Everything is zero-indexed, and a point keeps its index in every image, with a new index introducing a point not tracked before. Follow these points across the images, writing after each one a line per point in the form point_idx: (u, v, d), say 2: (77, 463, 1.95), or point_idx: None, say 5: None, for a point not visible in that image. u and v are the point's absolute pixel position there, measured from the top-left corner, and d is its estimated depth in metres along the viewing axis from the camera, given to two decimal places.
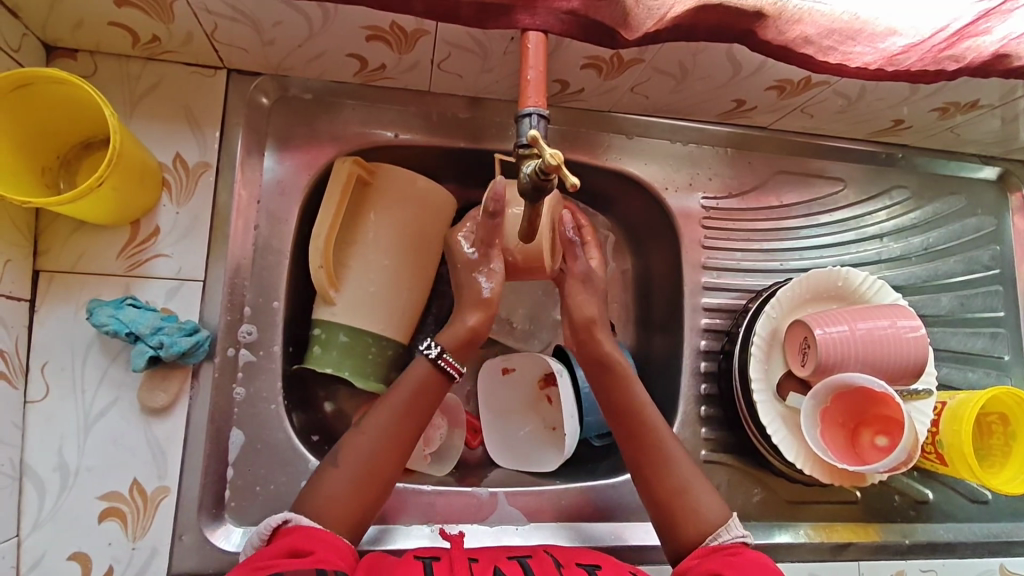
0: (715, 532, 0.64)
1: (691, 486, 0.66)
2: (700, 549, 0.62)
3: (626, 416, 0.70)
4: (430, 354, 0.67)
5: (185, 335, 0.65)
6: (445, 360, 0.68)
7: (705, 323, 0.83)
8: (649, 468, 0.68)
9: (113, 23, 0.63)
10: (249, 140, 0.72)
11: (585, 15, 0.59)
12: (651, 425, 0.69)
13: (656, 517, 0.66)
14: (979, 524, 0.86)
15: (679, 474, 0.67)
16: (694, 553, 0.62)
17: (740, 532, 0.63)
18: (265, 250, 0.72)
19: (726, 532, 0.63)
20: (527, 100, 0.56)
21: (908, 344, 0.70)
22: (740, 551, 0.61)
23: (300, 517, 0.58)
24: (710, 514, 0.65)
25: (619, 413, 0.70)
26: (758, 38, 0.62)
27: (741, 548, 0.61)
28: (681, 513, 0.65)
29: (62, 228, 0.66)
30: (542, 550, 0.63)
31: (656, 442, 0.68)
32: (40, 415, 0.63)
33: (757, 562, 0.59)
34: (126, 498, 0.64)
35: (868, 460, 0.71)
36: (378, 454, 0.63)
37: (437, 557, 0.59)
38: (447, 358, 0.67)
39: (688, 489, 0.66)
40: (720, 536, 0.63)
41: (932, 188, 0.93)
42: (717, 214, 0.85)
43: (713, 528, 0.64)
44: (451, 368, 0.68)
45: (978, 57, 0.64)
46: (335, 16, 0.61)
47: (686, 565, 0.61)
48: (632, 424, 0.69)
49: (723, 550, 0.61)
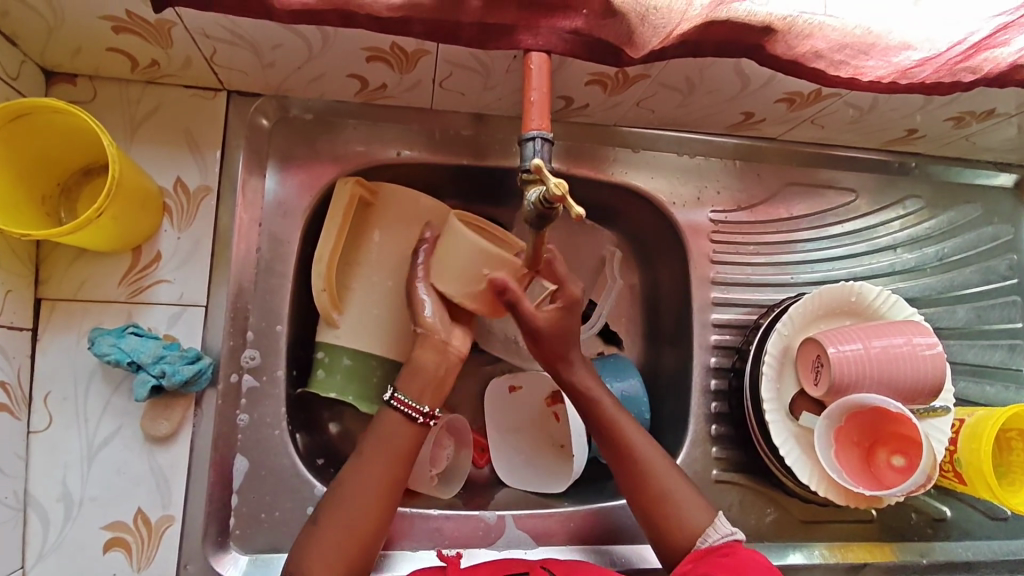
0: (703, 534, 0.63)
1: (683, 499, 0.65)
2: (693, 551, 0.62)
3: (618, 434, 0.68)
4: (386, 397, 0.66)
5: (187, 362, 0.64)
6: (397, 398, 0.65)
7: (715, 339, 0.81)
8: (640, 484, 0.66)
9: (111, 49, 0.62)
10: (250, 160, 0.71)
11: (590, 33, 0.58)
12: (642, 444, 0.68)
13: (644, 520, 0.66)
14: (999, 542, 0.84)
15: (674, 484, 0.66)
16: (688, 557, 0.62)
17: (730, 531, 0.63)
18: (268, 272, 0.71)
19: (715, 532, 0.63)
20: (531, 123, 0.53)
21: (925, 361, 0.68)
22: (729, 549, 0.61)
23: None
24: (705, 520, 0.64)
25: (605, 443, 0.69)
26: (768, 52, 0.60)
27: (730, 544, 0.62)
28: (672, 519, 0.64)
29: (63, 256, 0.65)
30: (540, 565, 0.64)
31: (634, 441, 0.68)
32: (43, 445, 0.63)
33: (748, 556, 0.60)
34: (131, 527, 0.63)
35: (886, 481, 0.70)
36: (356, 533, 0.60)
37: None
38: (400, 398, 0.65)
39: (683, 500, 0.65)
40: (709, 536, 0.63)
41: (946, 197, 0.90)
42: (727, 227, 0.83)
43: (700, 530, 0.64)
44: (410, 409, 0.65)
45: (996, 68, 0.62)
46: (335, 37, 0.60)
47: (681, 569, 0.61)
48: (624, 448, 0.67)
49: (715, 550, 0.61)
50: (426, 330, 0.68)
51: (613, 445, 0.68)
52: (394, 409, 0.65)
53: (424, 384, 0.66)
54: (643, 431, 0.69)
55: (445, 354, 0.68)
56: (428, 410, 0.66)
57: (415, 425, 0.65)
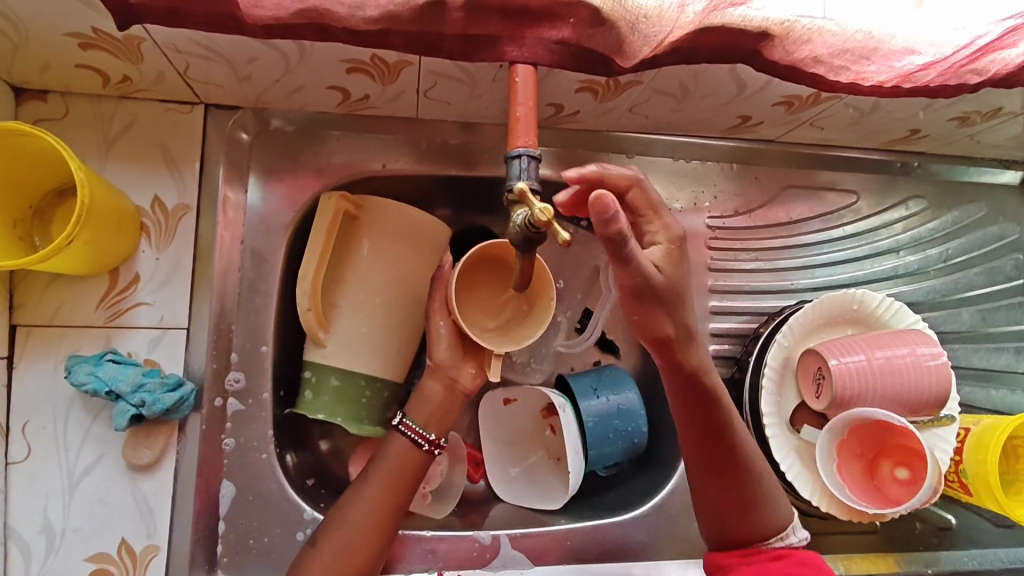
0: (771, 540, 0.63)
1: (764, 501, 0.64)
2: (747, 548, 0.63)
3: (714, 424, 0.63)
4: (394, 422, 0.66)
5: (169, 390, 0.62)
6: (404, 424, 0.66)
7: (713, 349, 0.79)
8: (722, 480, 0.64)
9: (80, 65, 0.59)
10: (230, 174, 0.69)
11: (578, 44, 0.55)
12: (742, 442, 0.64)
13: (713, 506, 0.64)
14: (1005, 550, 0.82)
15: (758, 489, 0.64)
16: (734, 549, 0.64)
17: (797, 540, 0.64)
18: (252, 292, 0.69)
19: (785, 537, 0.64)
20: (517, 139, 0.51)
21: (929, 372, 0.66)
22: (788, 553, 0.62)
23: None
24: (776, 522, 0.64)
25: (700, 436, 0.63)
26: (764, 58, 0.57)
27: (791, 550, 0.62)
28: (748, 513, 0.63)
29: (36, 281, 0.63)
30: None
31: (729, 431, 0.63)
32: (22, 477, 0.61)
33: (815, 562, 0.61)
34: (115, 559, 0.62)
35: (891, 496, 0.68)
36: (347, 558, 0.59)
37: None
38: (408, 423, 0.66)
39: (760, 503, 0.64)
40: (773, 541, 0.63)
41: (951, 196, 0.88)
42: (724, 234, 0.81)
43: (780, 528, 0.64)
44: (416, 436, 0.65)
45: (1004, 70, 0.60)
46: (311, 50, 0.57)
47: (724, 562, 0.63)
48: (724, 446, 0.63)
49: (770, 554, 0.62)
50: (437, 363, 0.68)
51: (709, 441, 0.63)
52: (401, 434, 0.65)
53: (431, 413, 0.67)
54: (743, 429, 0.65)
55: (453, 388, 0.68)
56: (434, 437, 0.66)
57: (419, 452, 0.65)
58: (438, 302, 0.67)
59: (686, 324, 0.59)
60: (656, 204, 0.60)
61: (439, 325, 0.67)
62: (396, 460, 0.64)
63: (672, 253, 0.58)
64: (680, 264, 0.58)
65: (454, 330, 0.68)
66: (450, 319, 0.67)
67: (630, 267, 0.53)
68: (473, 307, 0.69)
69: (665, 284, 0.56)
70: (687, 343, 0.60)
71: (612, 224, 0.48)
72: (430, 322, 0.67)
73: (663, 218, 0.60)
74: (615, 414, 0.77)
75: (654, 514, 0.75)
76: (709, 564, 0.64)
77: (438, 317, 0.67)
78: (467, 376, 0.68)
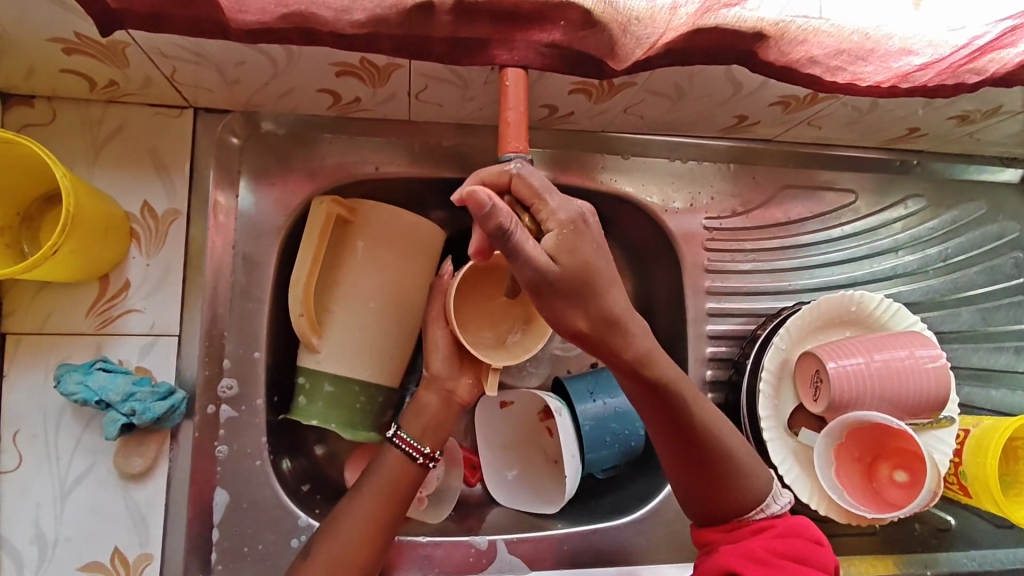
0: (751, 511, 0.61)
1: (741, 477, 0.61)
2: (731, 524, 0.62)
3: (672, 411, 0.58)
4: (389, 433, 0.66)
5: (159, 399, 0.62)
6: (399, 436, 0.66)
7: (710, 352, 0.79)
8: (692, 461, 0.61)
9: (65, 70, 0.59)
10: (220, 178, 0.67)
11: (569, 46, 0.55)
12: (709, 422, 0.60)
13: (688, 488, 0.62)
14: (1006, 551, 0.82)
15: (732, 466, 0.61)
16: (719, 525, 0.62)
17: (780, 508, 0.62)
18: (244, 297, 0.67)
19: (773, 504, 0.62)
20: (508, 144, 0.52)
21: (928, 375, 0.66)
22: (770, 525, 0.60)
23: None
24: (755, 496, 0.61)
25: (661, 421, 0.59)
26: (760, 59, 0.56)
27: (773, 521, 0.61)
28: (726, 493, 0.61)
29: (25, 289, 0.62)
30: None
31: (690, 415, 0.59)
32: (13, 486, 0.60)
33: (798, 529, 0.60)
34: (108, 567, 0.62)
35: (890, 500, 0.67)
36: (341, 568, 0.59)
37: None
38: (402, 436, 0.66)
39: (737, 480, 0.61)
40: (754, 515, 0.61)
41: (950, 194, 0.87)
42: (721, 235, 0.80)
43: (763, 497, 0.62)
44: (410, 448, 0.65)
45: (1002, 69, 0.59)
46: (300, 53, 0.56)
47: (709, 536, 0.62)
48: (688, 430, 0.59)
49: (752, 528, 0.60)
50: (433, 374, 0.69)
51: (671, 425, 0.59)
52: (395, 447, 0.65)
53: (426, 423, 0.67)
54: (708, 406, 0.61)
55: (449, 400, 0.69)
56: (429, 451, 0.66)
57: (413, 465, 0.65)
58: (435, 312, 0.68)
59: (604, 314, 0.51)
60: (539, 187, 0.50)
61: (435, 334, 0.69)
62: (390, 468, 0.64)
63: (566, 238, 0.48)
64: (579, 248, 0.49)
65: (449, 341, 0.69)
66: (447, 328, 0.69)
67: (517, 261, 0.46)
68: (470, 317, 0.70)
69: (566, 276, 0.48)
70: (614, 333, 0.53)
71: (491, 219, 0.43)
72: (427, 331, 0.69)
73: (551, 201, 0.49)
74: (612, 417, 0.77)
75: (652, 518, 0.75)
76: (696, 540, 0.64)
77: (435, 326, 0.69)
78: (463, 389, 0.69)
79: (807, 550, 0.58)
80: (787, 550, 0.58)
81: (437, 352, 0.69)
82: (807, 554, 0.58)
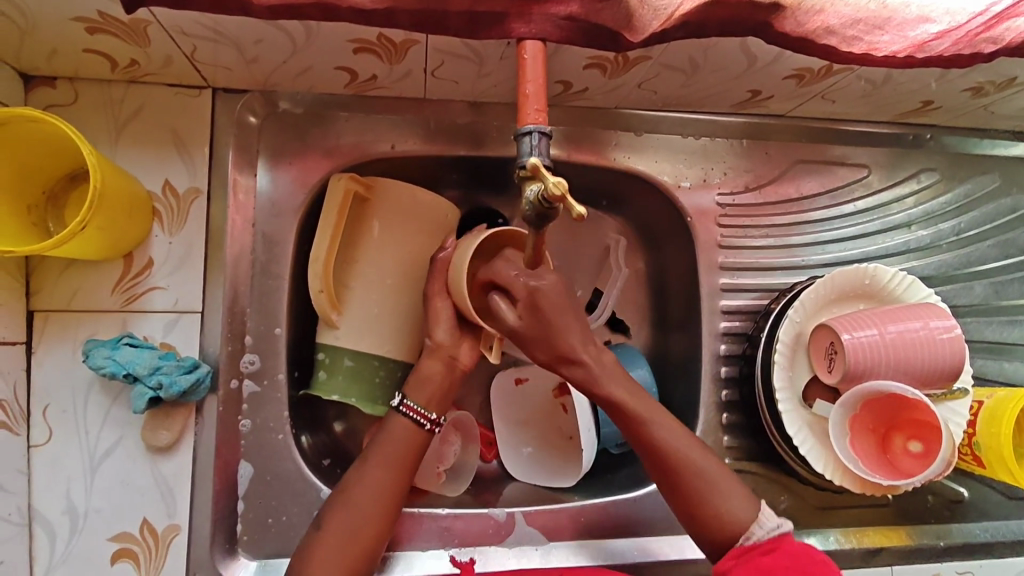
0: (748, 530, 0.60)
1: (723, 496, 0.61)
2: (735, 549, 0.60)
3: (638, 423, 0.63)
4: (393, 403, 0.66)
5: (185, 373, 0.63)
6: (403, 404, 0.66)
7: (724, 326, 0.79)
8: (672, 478, 0.62)
9: (88, 50, 0.59)
10: (240, 158, 0.69)
11: (585, 18, 0.55)
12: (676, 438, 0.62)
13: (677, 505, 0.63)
14: (1017, 522, 0.82)
15: (705, 486, 0.62)
16: (728, 553, 0.60)
17: (775, 526, 0.60)
18: (264, 274, 0.69)
19: (762, 526, 0.60)
20: (527, 117, 0.52)
21: (942, 346, 0.66)
22: (775, 547, 0.59)
23: None
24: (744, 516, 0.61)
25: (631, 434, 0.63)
26: (776, 29, 0.57)
27: (776, 542, 0.60)
28: (713, 511, 0.61)
29: (52, 267, 0.63)
30: None
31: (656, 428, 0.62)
32: (45, 459, 0.62)
33: (805, 551, 0.59)
34: (138, 538, 0.63)
35: (905, 469, 0.68)
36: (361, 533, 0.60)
37: None
38: (408, 404, 0.65)
39: (706, 499, 0.61)
40: (753, 533, 0.60)
41: (963, 167, 0.87)
42: (735, 210, 0.80)
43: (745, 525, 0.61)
44: (418, 415, 0.65)
45: (1019, 37, 0.59)
46: (318, 30, 0.57)
47: (721, 566, 0.60)
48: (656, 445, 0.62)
49: (758, 551, 0.59)
50: (436, 343, 0.68)
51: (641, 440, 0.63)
52: (403, 415, 0.65)
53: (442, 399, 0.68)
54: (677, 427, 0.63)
55: (453, 367, 0.68)
56: (435, 417, 0.66)
57: (421, 431, 0.66)
58: (437, 285, 0.68)
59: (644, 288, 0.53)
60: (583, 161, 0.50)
61: (440, 306, 0.68)
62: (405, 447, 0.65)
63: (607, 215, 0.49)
64: None
65: (450, 312, 0.68)
66: (448, 300, 0.68)
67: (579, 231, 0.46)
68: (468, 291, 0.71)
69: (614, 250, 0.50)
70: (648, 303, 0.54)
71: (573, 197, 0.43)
72: (432, 304, 0.68)
73: None
74: None
75: None
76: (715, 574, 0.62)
77: (439, 299, 0.68)
78: (465, 353, 0.69)
79: (816, 568, 0.57)
80: (793, 570, 0.56)
81: (439, 323, 0.68)
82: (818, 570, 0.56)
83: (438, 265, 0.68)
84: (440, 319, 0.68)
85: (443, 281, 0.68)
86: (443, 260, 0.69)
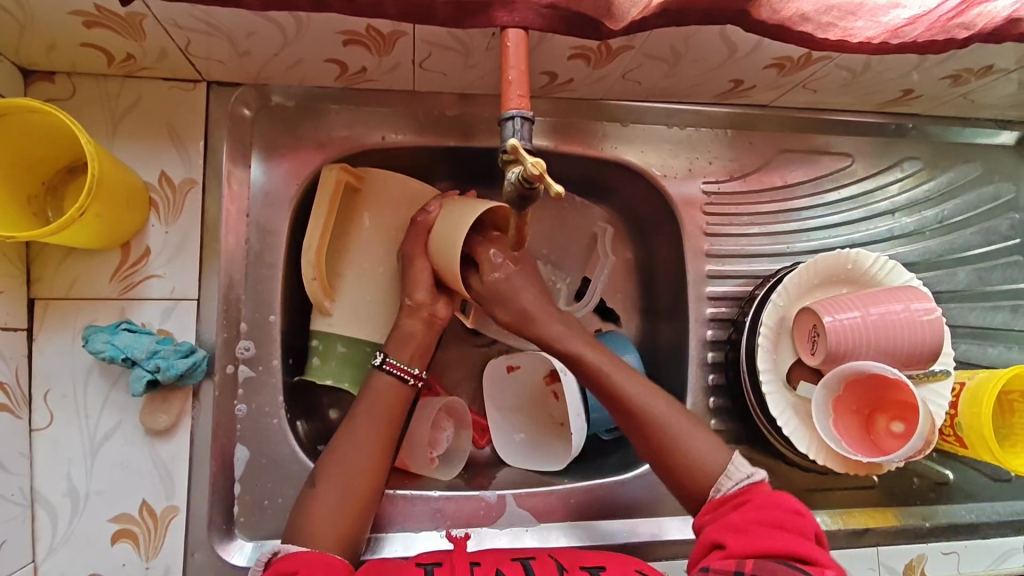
0: (717, 483, 0.63)
1: (685, 442, 0.65)
2: (711, 502, 0.62)
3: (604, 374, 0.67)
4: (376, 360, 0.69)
5: (182, 356, 0.65)
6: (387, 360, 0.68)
7: (711, 312, 0.81)
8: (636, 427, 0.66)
9: (86, 44, 0.61)
10: (234, 150, 0.70)
11: (567, 7, 0.57)
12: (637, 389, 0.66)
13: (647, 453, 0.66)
14: (1002, 503, 0.84)
15: (668, 433, 0.65)
16: (704, 508, 0.63)
17: (743, 476, 0.62)
18: (259, 262, 0.71)
19: (729, 479, 0.63)
20: (510, 101, 0.53)
21: (924, 328, 0.67)
22: (746, 499, 0.60)
23: (288, 546, 0.58)
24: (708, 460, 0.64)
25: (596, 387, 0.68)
26: (753, 18, 0.59)
27: (747, 494, 0.61)
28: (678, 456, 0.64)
29: (53, 255, 0.65)
30: (545, 552, 0.64)
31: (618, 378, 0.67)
32: (46, 442, 0.64)
33: (775, 500, 0.60)
34: (137, 519, 0.65)
35: (887, 448, 0.69)
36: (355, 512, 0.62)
37: (439, 565, 0.60)
38: (392, 361, 0.68)
39: (671, 446, 0.65)
40: (723, 485, 0.63)
41: (945, 156, 0.89)
42: (720, 198, 0.82)
43: (715, 478, 0.63)
44: (401, 370, 0.68)
45: (990, 23, 0.61)
46: (308, 22, 0.59)
47: (700, 522, 0.62)
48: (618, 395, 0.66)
49: (730, 503, 0.61)
50: (416, 303, 0.71)
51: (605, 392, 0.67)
52: (386, 372, 0.68)
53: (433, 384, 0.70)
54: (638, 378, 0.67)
55: (433, 325, 0.71)
56: (419, 372, 0.69)
57: (407, 387, 0.68)
58: (417, 245, 0.70)
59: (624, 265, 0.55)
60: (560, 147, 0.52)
61: (420, 267, 0.71)
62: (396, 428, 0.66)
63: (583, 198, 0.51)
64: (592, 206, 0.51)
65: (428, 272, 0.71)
66: (428, 262, 0.71)
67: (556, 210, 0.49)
68: None
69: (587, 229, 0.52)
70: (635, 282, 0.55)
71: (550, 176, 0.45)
72: (411, 265, 0.71)
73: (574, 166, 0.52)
74: None
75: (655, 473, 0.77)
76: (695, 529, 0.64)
77: (418, 260, 0.71)
78: (441, 309, 0.72)
79: (785, 518, 0.58)
80: (762, 522, 0.57)
81: (420, 285, 0.71)
82: (788, 524, 0.57)
83: (421, 229, 0.70)
84: (420, 280, 0.71)
85: (424, 243, 0.70)
86: (424, 222, 0.71)
